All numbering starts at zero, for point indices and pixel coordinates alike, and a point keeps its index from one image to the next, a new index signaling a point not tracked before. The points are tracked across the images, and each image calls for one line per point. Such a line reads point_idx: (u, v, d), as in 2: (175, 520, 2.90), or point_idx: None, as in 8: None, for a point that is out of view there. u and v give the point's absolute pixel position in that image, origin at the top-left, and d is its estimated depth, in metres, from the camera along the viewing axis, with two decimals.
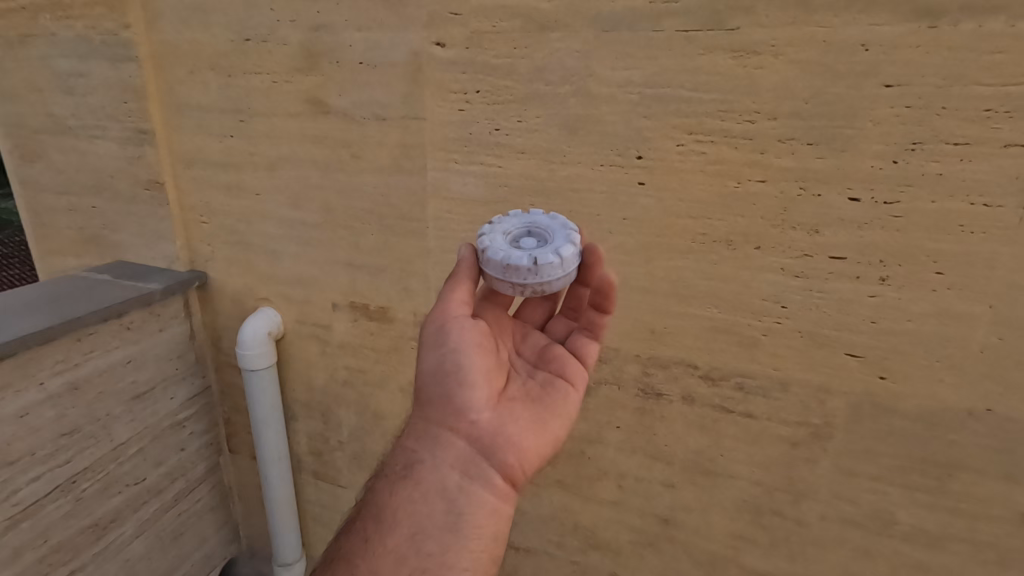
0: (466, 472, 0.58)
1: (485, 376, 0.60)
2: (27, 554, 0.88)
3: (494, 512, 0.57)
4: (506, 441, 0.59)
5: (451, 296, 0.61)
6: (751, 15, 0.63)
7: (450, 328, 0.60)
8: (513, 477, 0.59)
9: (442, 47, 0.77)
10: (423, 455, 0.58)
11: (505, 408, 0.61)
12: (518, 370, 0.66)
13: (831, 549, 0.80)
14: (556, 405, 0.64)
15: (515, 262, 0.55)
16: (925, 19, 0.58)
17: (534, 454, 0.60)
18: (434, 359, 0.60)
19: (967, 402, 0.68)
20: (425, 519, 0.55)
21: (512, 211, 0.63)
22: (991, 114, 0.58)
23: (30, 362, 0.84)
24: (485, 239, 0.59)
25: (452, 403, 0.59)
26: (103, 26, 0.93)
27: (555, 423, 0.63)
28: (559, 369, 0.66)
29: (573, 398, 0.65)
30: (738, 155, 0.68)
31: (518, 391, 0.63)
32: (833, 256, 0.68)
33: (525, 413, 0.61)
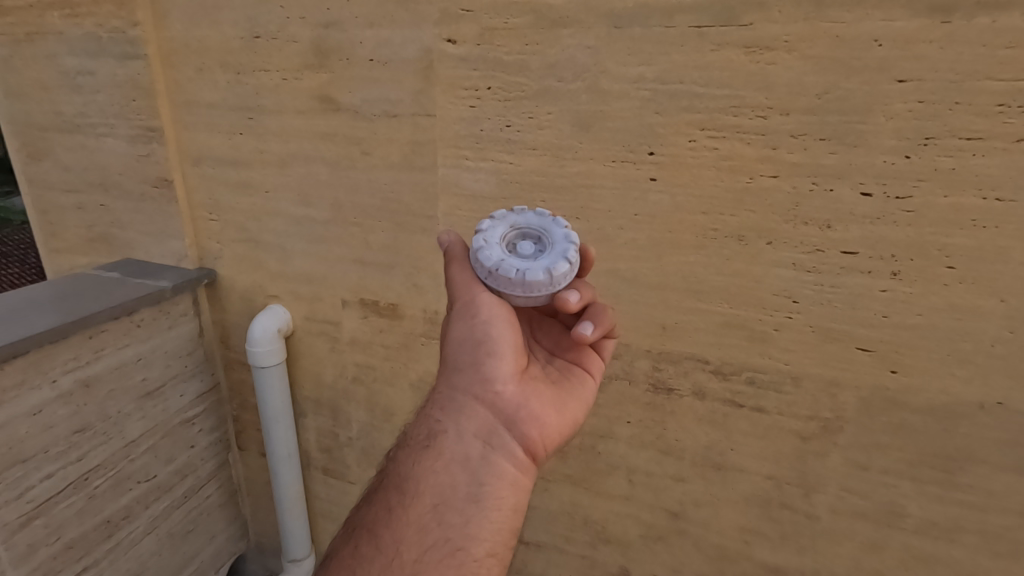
0: (490, 444, 0.59)
1: (512, 351, 0.62)
2: (41, 550, 0.89)
3: (516, 485, 0.58)
4: (529, 415, 0.60)
5: (459, 278, 0.62)
6: (764, 10, 0.63)
7: (480, 298, 0.60)
8: (534, 452, 0.60)
9: (453, 44, 0.77)
10: (447, 426, 0.59)
11: (527, 385, 0.63)
12: (536, 356, 0.69)
13: (841, 542, 0.81)
14: (574, 388, 0.67)
15: (484, 256, 0.58)
16: (938, 14, 0.58)
17: (554, 432, 0.62)
18: (464, 329, 0.60)
19: (978, 395, 0.68)
20: (448, 489, 0.56)
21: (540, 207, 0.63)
22: (1003, 109, 0.58)
23: (43, 360, 0.84)
24: (488, 222, 0.61)
25: (478, 375, 0.60)
26: (112, 24, 0.93)
27: (573, 404, 0.65)
28: (576, 357, 0.70)
29: (588, 385, 0.69)
30: (750, 151, 0.68)
31: (537, 373, 0.66)
32: (845, 251, 0.68)
33: (546, 392, 0.63)
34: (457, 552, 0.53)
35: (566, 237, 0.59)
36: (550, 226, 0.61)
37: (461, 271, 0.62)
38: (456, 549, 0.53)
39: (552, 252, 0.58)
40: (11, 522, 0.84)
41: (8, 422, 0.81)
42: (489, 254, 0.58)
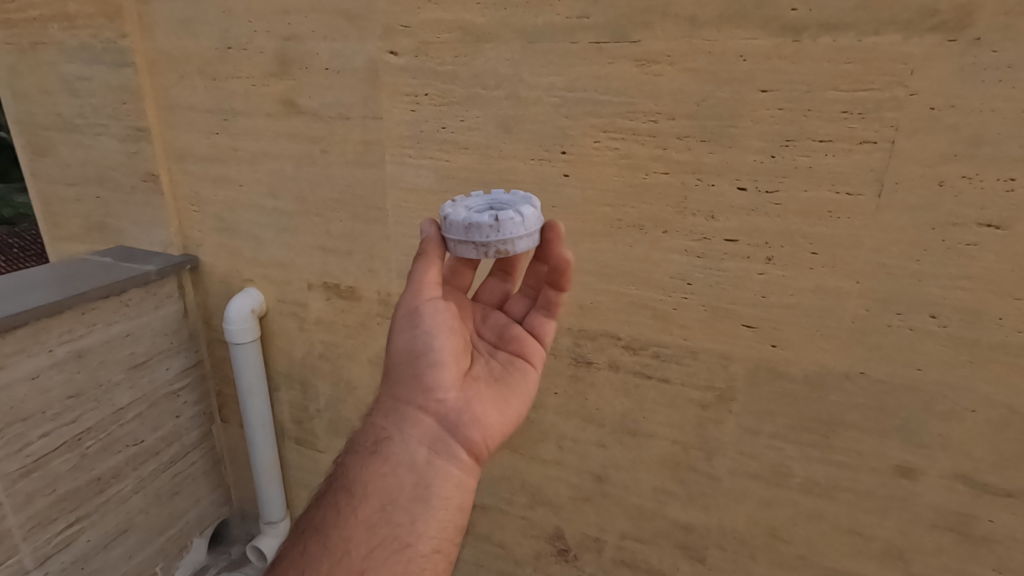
0: (434, 448, 0.62)
1: (454, 358, 0.64)
2: (39, 500, 1.01)
3: (460, 485, 0.62)
4: (471, 418, 0.64)
5: (422, 275, 0.63)
6: (649, 29, 0.73)
7: (423, 308, 0.63)
8: (477, 452, 0.64)
9: (395, 55, 0.87)
10: (392, 432, 0.62)
11: (469, 388, 0.66)
12: (479, 352, 0.70)
13: (739, 500, 0.91)
14: (516, 384, 0.69)
15: (476, 221, 0.59)
16: (790, 34, 0.67)
17: (497, 430, 0.66)
18: (406, 339, 0.63)
19: (844, 365, 0.77)
20: (394, 491, 0.60)
21: (473, 195, 0.67)
22: (847, 115, 0.68)
23: (41, 331, 0.96)
24: (447, 210, 0.62)
25: (422, 383, 0.63)
26: (104, 35, 1.04)
27: (516, 401, 0.68)
28: (518, 350, 0.72)
29: (532, 376, 0.71)
30: (645, 151, 0.78)
31: (481, 371, 0.68)
32: (727, 239, 0.78)
33: (487, 392, 0.67)
34: (404, 549, 0.58)
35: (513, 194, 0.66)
36: (490, 195, 0.67)
37: (424, 271, 0.63)
38: (403, 546, 0.58)
39: (522, 201, 0.64)
40: (11, 472, 0.96)
41: (9, 384, 0.93)
42: (480, 217, 0.59)
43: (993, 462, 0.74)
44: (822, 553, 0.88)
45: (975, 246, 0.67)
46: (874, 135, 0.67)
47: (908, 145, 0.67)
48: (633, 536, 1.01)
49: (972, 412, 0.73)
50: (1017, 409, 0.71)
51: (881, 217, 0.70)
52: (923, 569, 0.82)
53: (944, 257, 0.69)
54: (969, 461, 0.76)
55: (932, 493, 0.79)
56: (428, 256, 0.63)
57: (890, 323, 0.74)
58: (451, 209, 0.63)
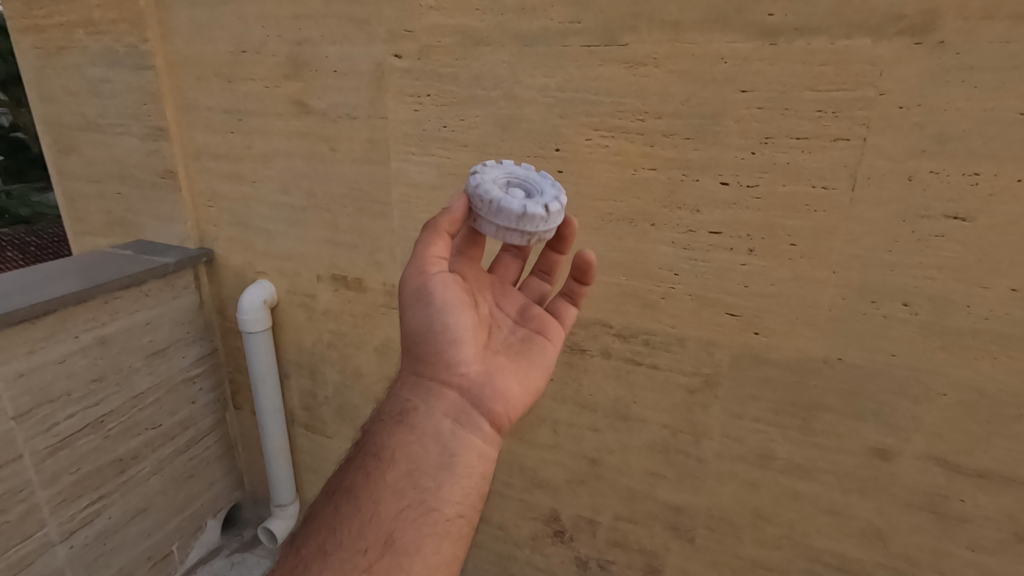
0: (458, 420, 0.64)
1: (471, 333, 0.66)
2: (65, 477, 1.07)
3: (482, 454, 0.64)
4: (493, 391, 0.65)
5: (424, 249, 0.66)
6: (637, 33, 0.78)
7: (435, 285, 0.65)
8: (498, 423, 0.66)
9: (400, 58, 0.93)
10: (417, 403, 0.65)
11: (490, 361, 0.67)
12: (501, 326, 0.72)
13: (725, 482, 0.95)
14: (537, 357, 0.71)
15: (537, 209, 0.61)
16: (767, 37, 0.72)
17: (520, 401, 0.67)
18: (420, 316, 0.65)
19: (823, 351, 0.82)
20: (420, 458, 0.62)
21: (485, 161, 0.67)
22: (822, 114, 0.72)
23: (68, 318, 1.02)
24: (487, 189, 0.62)
25: (441, 358, 0.65)
26: (126, 40, 1.11)
27: (538, 373, 0.70)
28: (539, 327, 0.73)
29: (553, 352, 0.73)
30: (634, 148, 0.82)
31: (502, 345, 0.70)
32: (711, 231, 0.82)
33: (508, 365, 0.68)
34: (431, 512, 0.59)
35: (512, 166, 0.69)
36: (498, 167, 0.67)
37: (426, 244, 0.66)
38: (429, 509, 0.59)
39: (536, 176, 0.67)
40: (40, 450, 1.02)
41: (37, 368, 0.99)
42: (531, 206, 0.61)
43: (965, 444, 0.78)
44: (805, 533, 0.92)
45: (942, 238, 0.71)
46: (847, 133, 0.72)
47: (880, 142, 0.71)
48: (625, 517, 1.05)
49: (944, 396, 0.77)
50: (985, 393, 0.75)
51: (855, 210, 0.74)
52: (900, 547, 0.86)
53: (915, 248, 0.73)
54: (941, 442, 0.79)
55: (908, 474, 0.83)
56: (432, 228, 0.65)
57: (865, 311, 0.78)
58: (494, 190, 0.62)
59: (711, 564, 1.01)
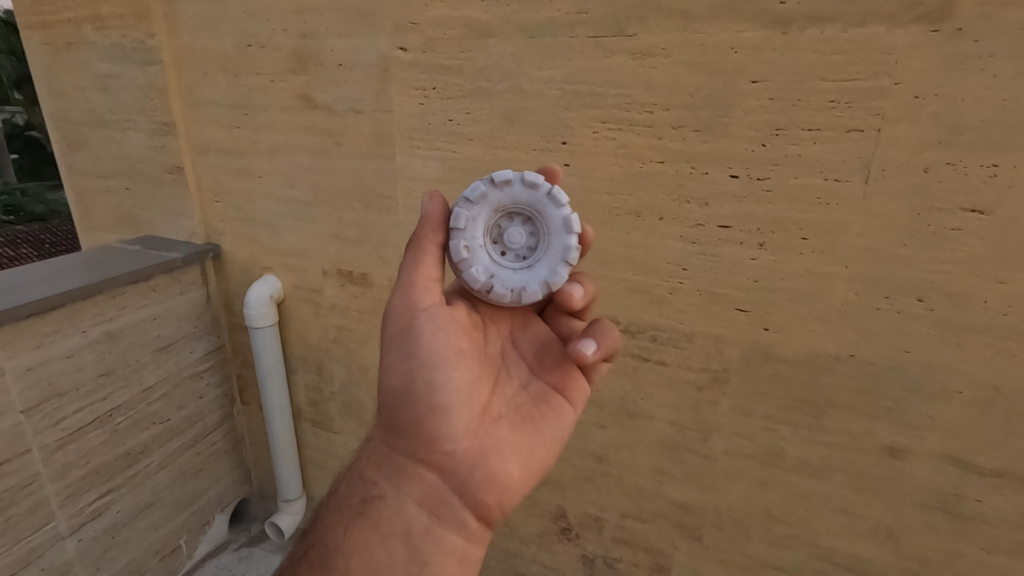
0: (435, 513, 0.56)
1: (464, 399, 0.57)
2: (73, 471, 1.07)
3: (462, 556, 0.56)
4: (483, 480, 0.56)
5: (403, 304, 0.57)
6: (644, 24, 0.76)
7: (418, 348, 0.56)
8: (488, 516, 0.57)
9: (405, 51, 0.92)
10: (386, 493, 0.57)
11: (486, 437, 0.58)
12: (507, 390, 0.62)
13: (734, 480, 0.94)
14: (546, 429, 0.61)
15: (535, 295, 0.56)
16: (778, 26, 0.70)
17: (520, 486, 0.58)
18: (401, 369, 0.56)
19: (835, 348, 0.80)
20: (385, 565, 0.54)
21: (471, 193, 0.55)
22: (835, 104, 0.71)
23: (76, 312, 1.02)
24: (475, 270, 0.56)
25: (422, 433, 0.56)
26: (133, 35, 1.11)
27: (544, 447, 0.61)
28: (553, 390, 0.63)
29: (566, 417, 0.63)
30: (641, 141, 0.81)
31: (503, 412, 0.60)
32: (720, 225, 0.81)
33: (509, 442, 0.58)
34: None
35: (518, 180, 0.55)
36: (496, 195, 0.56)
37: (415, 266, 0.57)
38: None
39: (549, 202, 0.55)
40: (48, 444, 1.02)
41: (45, 361, 0.99)
42: (531, 287, 0.56)
43: (981, 443, 0.76)
44: (815, 533, 0.91)
45: (959, 231, 0.69)
46: (860, 124, 0.70)
47: (894, 133, 0.69)
48: (632, 515, 1.04)
49: (959, 394, 0.75)
50: (1002, 390, 0.73)
51: (868, 203, 0.72)
52: (914, 547, 0.85)
53: (930, 242, 0.71)
54: (956, 441, 0.78)
55: (922, 474, 0.81)
56: (423, 239, 0.56)
57: (878, 306, 0.76)
58: (482, 273, 0.56)
59: (719, 563, 1.00)
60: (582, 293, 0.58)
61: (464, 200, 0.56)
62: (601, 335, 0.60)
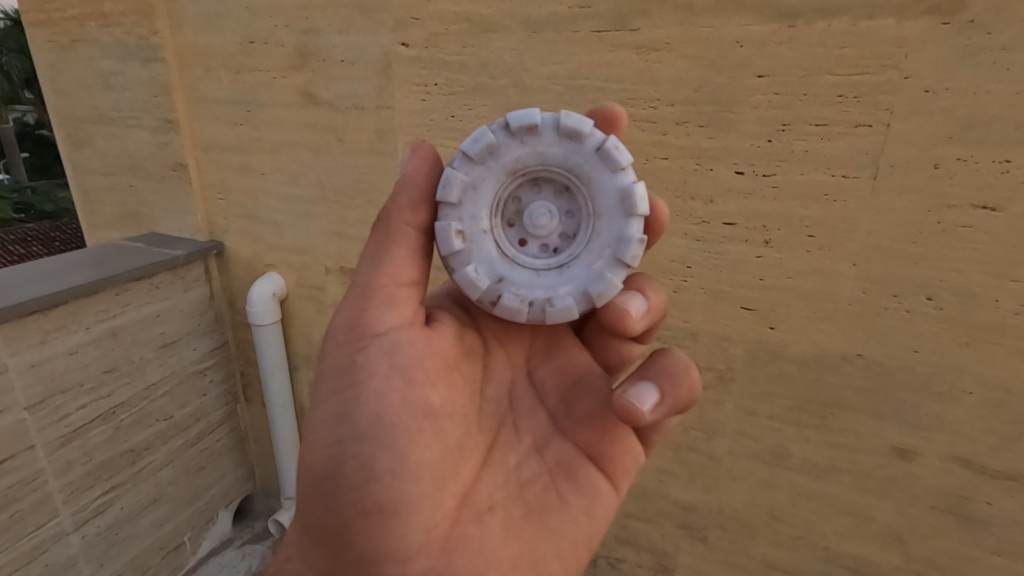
0: None
1: (426, 501, 0.48)
2: (77, 467, 1.07)
3: None
4: None
5: (359, 355, 0.49)
6: (648, 17, 0.75)
7: (373, 420, 0.48)
8: None
9: (407, 47, 0.91)
10: None
11: (462, 537, 0.49)
12: (503, 465, 0.54)
13: (739, 481, 0.92)
14: (549, 519, 0.52)
15: (566, 304, 0.49)
16: (784, 19, 0.69)
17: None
18: (327, 452, 0.48)
19: (842, 347, 0.79)
20: None
21: (480, 160, 0.48)
22: (843, 99, 0.69)
23: (80, 309, 1.02)
24: (484, 269, 0.49)
25: (360, 546, 0.48)
26: (136, 32, 1.11)
27: (548, 557, 0.51)
28: (569, 462, 0.55)
29: (594, 500, 0.54)
30: (645, 136, 0.80)
31: (493, 499, 0.52)
32: (725, 222, 0.79)
33: (494, 540, 0.50)
34: None
35: (551, 133, 0.48)
36: (519, 150, 0.48)
37: (376, 269, 0.50)
38: None
39: (597, 167, 0.48)
40: (52, 440, 1.03)
41: (50, 358, 1.00)
42: (560, 294, 0.49)
43: (991, 445, 0.75)
44: (821, 534, 0.89)
45: (971, 228, 0.68)
46: (869, 118, 0.69)
47: (904, 128, 0.68)
48: (636, 516, 1.03)
49: (969, 394, 0.74)
50: (1014, 391, 0.71)
51: (877, 199, 0.71)
52: (921, 551, 0.84)
53: (940, 239, 0.70)
54: (966, 443, 0.76)
55: (931, 476, 0.80)
56: (397, 217, 0.50)
57: (886, 305, 0.74)
58: (493, 269, 0.49)
59: (724, 565, 0.99)
60: (642, 308, 0.52)
61: (469, 159, 0.48)
62: (674, 376, 0.51)
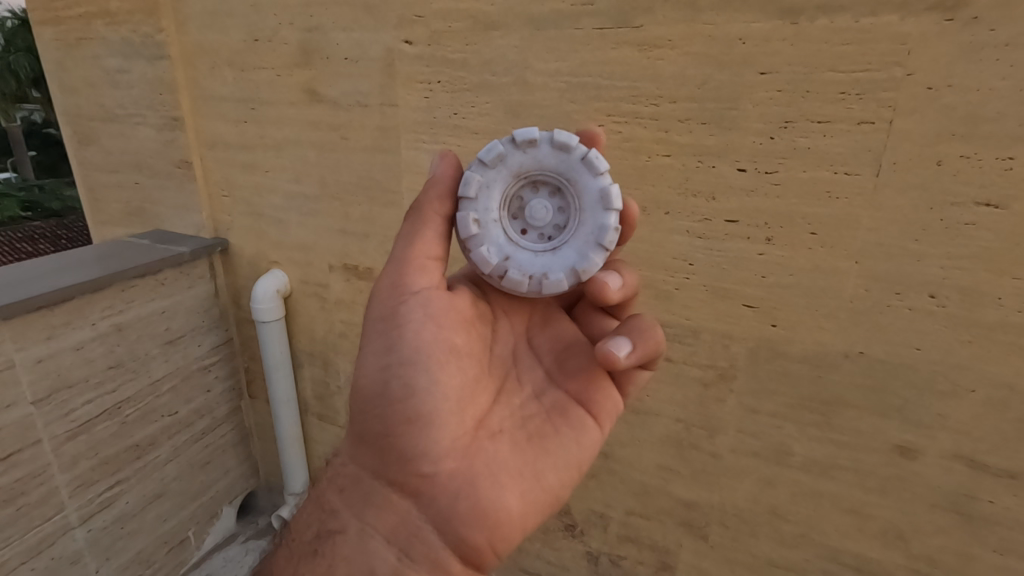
0: (406, 545, 0.51)
1: (452, 413, 0.52)
2: (83, 462, 1.08)
3: None
4: (469, 504, 0.51)
5: (393, 292, 0.53)
6: (651, 15, 0.75)
7: (403, 341, 0.52)
8: (479, 554, 0.51)
9: (410, 44, 0.92)
10: (351, 521, 0.53)
11: (478, 453, 0.53)
12: (513, 400, 0.58)
13: (740, 479, 0.92)
14: (552, 447, 0.56)
15: (558, 283, 0.51)
16: (787, 16, 0.69)
17: (516, 521, 0.52)
18: (377, 370, 0.53)
19: (844, 345, 0.78)
20: None
21: (483, 157, 0.50)
22: (845, 96, 0.69)
23: (86, 305, 1.03)
24: (485, 250, 0.51)
25: (399, 448, 0.52)
26: (142, 30, 1.11)
27: (548, 470, 0.55)
28: (570, 402, 0.59)
29: (587, 434, 0.58)
30: (647, 134, 0.80)
31: (504, 425, 0.56)
32: (727, 220, 0.79)
33: (505, 460, 0.53)
34: None
35: (547, 142, 0.50)
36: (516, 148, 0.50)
37: (411, 244, 0.53)
38: None
39: (585, 168, 0.50)
40: (58, 435, 1.03)
41: (55, 354, 1.00)
42: (553, 275, 0.51)
43: (994, 443, 0.75)
44: (823, 532, 0.89)
45: (973, 226, 0.68)
46: (872, 116, 0.69)
47: (907, 125, 0.67)
48: (637, 513, 1.03)
49: (972, 392, 0.74)
50: (1017, 389, 0.71)
51: (879, 197, 0.71)
52: (923, 549, 0.83)
53: (943, 237, 0.69)
54: (968, 441, 0.76)
55: (933, 474, 0.79)
56: (426, 208, 0.52)
57: (888, 303, 0.74)
58: (496, 250, 0.51)
59: (725, 563, 0.99)
60: (619, 283, 0.54)
61: (481, 162, 0.50)
62: (645, 333, 0.55)
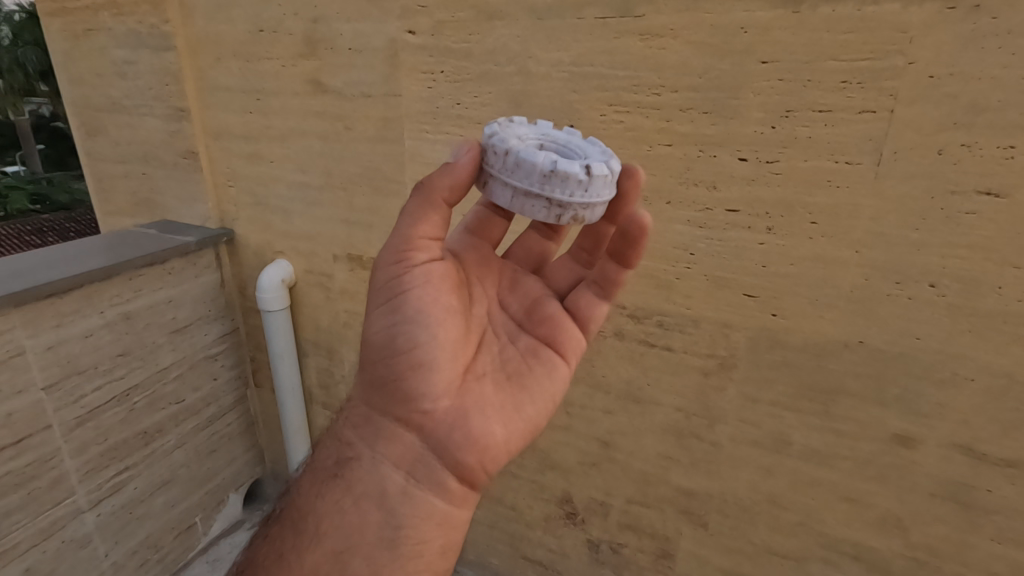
0: (412, 473, 0.55)
1: (450, 358, 0.55)
2: (92, 447, 1.10)
3: (443, 519, 0.55)
4: (465, 436, 0.55)
5: (394, 250, 0.54)
6: (652, 4, 0.76)
7: (407, 296, 0.54)
8: (471, 478, 0.56)
9: (413, 34, 0.92)
10: (361, 453, 0.56)
11: (470, 393, 0.56)
12: (495, 343, 0.60)
13: (740, 467, 0.93)
14: (532, 384, 0.59)
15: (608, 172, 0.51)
16: (789, 5, 0.69)
17: (503, 448, 0.56)
18: (383, 325, 0.54)
19: (843, 334, 0.79)
20: (357, 529, 0.54)
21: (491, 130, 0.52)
22: (846, 85, 0.69)
23: (95, 293, 1.05)
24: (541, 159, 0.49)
25: (403, 391, 0.54)
26: (148, 21, 1.12)
27: (527, 404, 0.59)
28: (545, 337, 0.62)
29: (559, 371, 0.61)
30: (649, 123, 0.80)
31: (490, 368, 0.59)
32: (728, 209, 0.80)
33: (493, 397, 0.57)
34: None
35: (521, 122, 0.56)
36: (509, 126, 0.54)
37: (419, 220, 0.53)
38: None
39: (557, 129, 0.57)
40: (68, 421, 1.05)
41: (64, 341, 1.02)
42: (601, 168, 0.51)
43: (993, 432, 0.75)
44: (822, 521, 0.90)
45: (974, 215, 0.68)
46: (873, 104, 0.69)
47: (907, 114, 0.68)
48: (637, 501, 1.04)
49: (971, 381, 0.74)
50: (1016, 377, 0.71)
51: (880, 186, 0.71)
52: (922, 538, 0.84)
53: (944, 225, 0.70)
54: (967, 430, 0.76)
55: (931, 462, 0.80)
56: (433, 192, 0.51)
57: (888, 292, 0.75)
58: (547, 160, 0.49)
59: (724, 550, 1.00)
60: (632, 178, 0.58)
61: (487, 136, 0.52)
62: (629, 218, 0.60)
